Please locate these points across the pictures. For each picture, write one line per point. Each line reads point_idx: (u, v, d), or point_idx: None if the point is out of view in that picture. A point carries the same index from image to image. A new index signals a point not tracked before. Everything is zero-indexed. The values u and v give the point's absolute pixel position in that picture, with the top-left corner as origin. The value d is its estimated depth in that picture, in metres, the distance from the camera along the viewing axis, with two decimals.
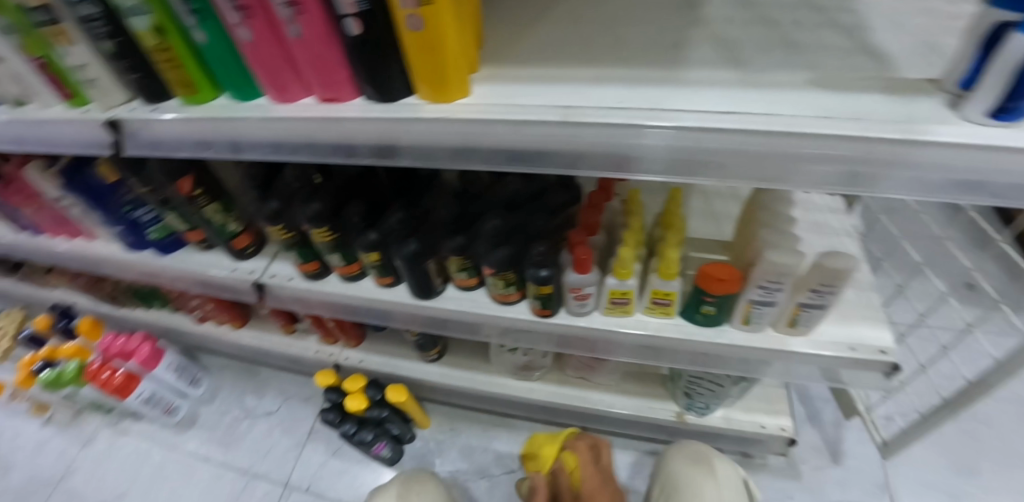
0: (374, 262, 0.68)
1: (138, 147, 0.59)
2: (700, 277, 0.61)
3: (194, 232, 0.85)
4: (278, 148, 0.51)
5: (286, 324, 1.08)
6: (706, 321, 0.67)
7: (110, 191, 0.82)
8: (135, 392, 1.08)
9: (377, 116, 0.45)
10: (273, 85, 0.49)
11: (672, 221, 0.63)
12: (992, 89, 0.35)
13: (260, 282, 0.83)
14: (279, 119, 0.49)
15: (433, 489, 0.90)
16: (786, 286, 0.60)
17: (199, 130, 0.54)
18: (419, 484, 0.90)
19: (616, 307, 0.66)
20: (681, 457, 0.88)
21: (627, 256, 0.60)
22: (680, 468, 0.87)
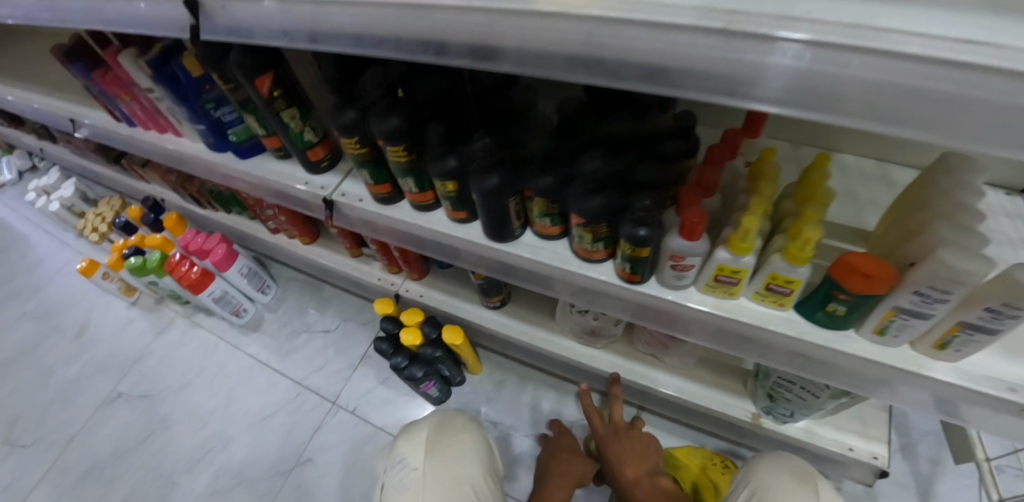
0: (449, 193, 0.62)
1: (214, 32, 0.54)
2: (840, 268, 0.50)
3: (270, 139, 0.82)
4: (359, 42, 0.43)
5: (352, 247, 1.06)
6: (827, 322, 0.56)
7: (193, 86, 0.79)
8: (208, 289, 1.14)
9: (480, 6, 0.36)
10: None
11: (813, 192, 0.51)
12: None
13: (330, 200, 0.80)
14: (363, 2, 0.40)
15: (467, 446, 0.79)
16: (953, 299, 0.47)
17: (275, 13, 0.47)
18: (451, 438, 0.79)
19: (720, 287, 0.56)
20: (777, 466, 0.73)
21: (752, 229, 0.49)
22: (774, 479, 0.71)
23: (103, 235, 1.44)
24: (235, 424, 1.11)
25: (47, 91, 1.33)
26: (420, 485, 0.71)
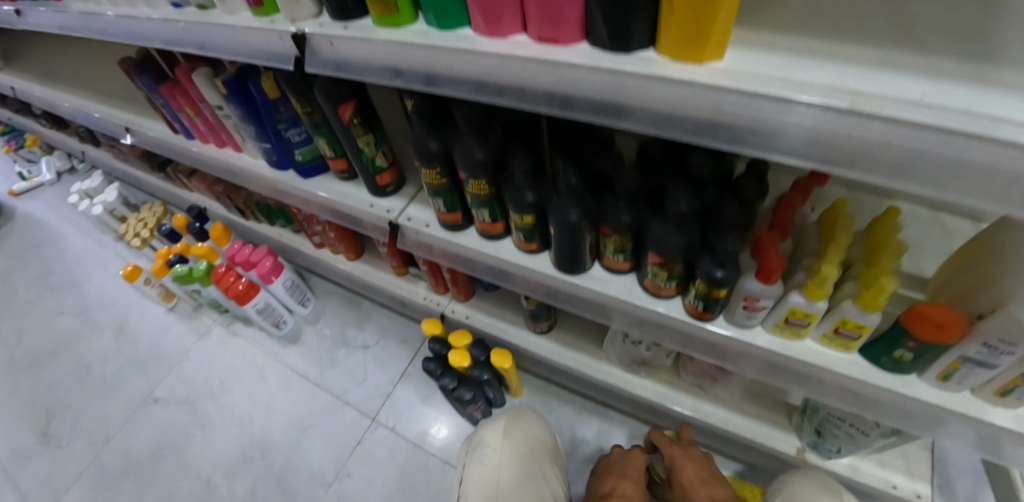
0: (524, 225, 0.65)
1: (320, 66, 0.58)
2: (910, 316, 0.52)
3: (338, 161, 0.86)
4: (479, 87, 0.47)
5: (398, 265, 1.08)
6: (892, 367, 0.58)
7: (267, 107, 0.82)
8: (253, 300, 1.17)
9: (607, 67, 0.39)
10: (488, 17, 0.44)
11: (886, 242, 0.53)
12: None
13: (395, 223, 0.83)
14: (487, 56, 0.44)
15: (538, 432, 0.88)
16: (1021, 352, 0.48)
17: (394, 55, 0.51)
18: (526, 423, 0.88)
19: (789, 328, 0.59)
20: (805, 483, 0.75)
21: (828, 280, 0.51)
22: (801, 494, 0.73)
23: (145, 241, 1.48)
24: (274, 432, 1.13)
25: (106, 102, 1.39)
26: (495, 462, 0.83)
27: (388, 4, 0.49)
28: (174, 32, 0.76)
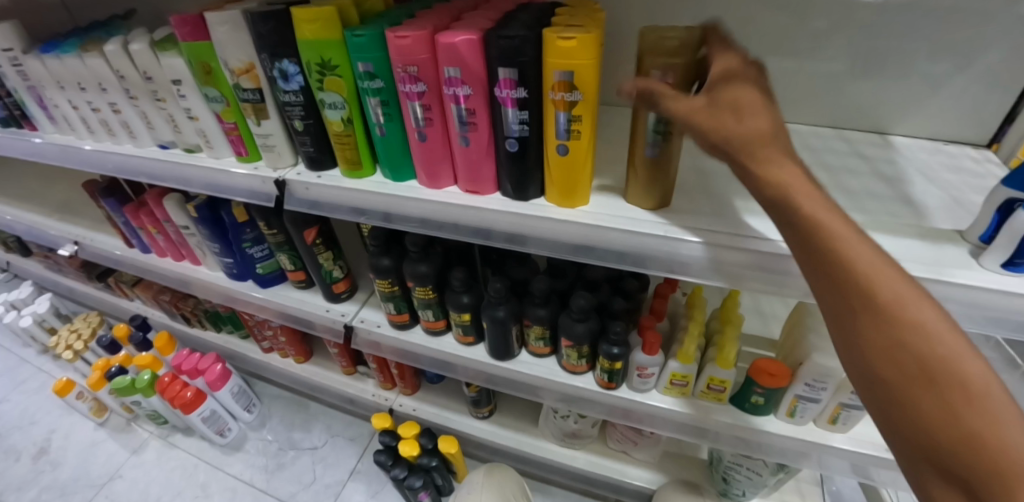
0: (462, 321, 0.80)
1: (297, 203, 0.74)
2: (754, 370, 0.71)
3: (296, 273, 0.98)
4: (425, 224, 0.65)
5: (347, 365, 1.17)
6: (753, 410, 0.75)
7: (235, 229, 0.94)
8: (198, 408, 1.18)
9: (513, 211, 0.58)
10: (428, 174, 0.62)
11: (730, 316, 0.73)
12: (1001, 249, 0.49)
13: (350, 325, 0.95)
14: (428, 204, 0.63)
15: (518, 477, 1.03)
16: (830, 386, 0.68)
17: (358, 198, 0.68)
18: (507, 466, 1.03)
19: (674, 388, 0.76)
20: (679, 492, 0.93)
21: (690, 345, 0.71)
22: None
23: (78, 352, 1.44)
24: None
25: (54, 219, 1.44)
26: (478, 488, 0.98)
27: (353, 163, 0.67)
28: (157, 168, 0.89)
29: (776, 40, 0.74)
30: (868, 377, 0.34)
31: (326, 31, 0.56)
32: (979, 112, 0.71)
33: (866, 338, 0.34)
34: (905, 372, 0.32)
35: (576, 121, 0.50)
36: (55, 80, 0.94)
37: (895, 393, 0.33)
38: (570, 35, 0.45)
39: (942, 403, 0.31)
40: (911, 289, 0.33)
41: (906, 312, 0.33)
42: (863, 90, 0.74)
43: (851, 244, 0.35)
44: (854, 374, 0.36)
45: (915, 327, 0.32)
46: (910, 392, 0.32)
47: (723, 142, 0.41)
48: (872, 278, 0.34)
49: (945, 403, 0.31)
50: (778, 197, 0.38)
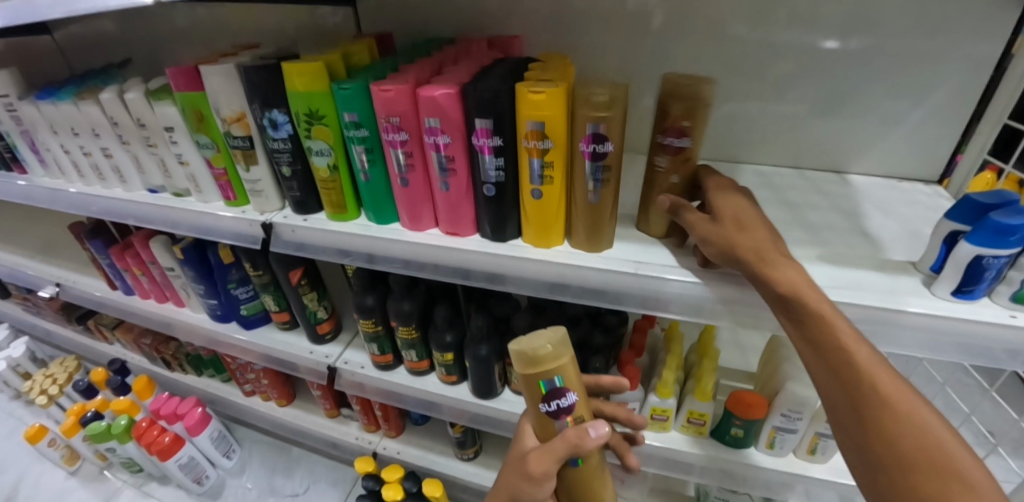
0: (446, 360, 0.81)
1: (284, 245, 0.76)
2: (733, 401, 0.72)
3: (280, 313, 0.98)
4: (408, 264, 0.67)
5: (331, 407, 1.16)
6: (734, 443, 0.75)
7: (221, 270, 0.95)
8: (176, 454, 1.15)
9: (491, 251, 0.61)
10: (410, 217, 0.65)
11: (707, 349, 0.75)
12: (949, 278, 0.52)
13: (334, 366, 0.94)
14: (411, 245, 0.65)
15: None
16: (806, 416, 0.69)
17: (343, 241, 0.70)
18: None
19: (655, 423, 0.76)
20: None
21: (668, 377, 0.73)
22: None
23: (52, 397, 1.40)
24: None
25: (35, 261, 1.43)
26: None
27: (339, 206, 0.69)
28: (145, 210, 0.91)
29: (736, 87, 0.80)
30: (872, 459, 0.40)
31: (315, 84, 0.60)
32: (927, 150, 0.76)
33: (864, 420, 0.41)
34: (904, 450, 0.38)
35: (549, 167, 0.54)
36: (48, 125, 0.97)
37: (894, 469, 0.38)
38: (540, 89, 0.49)
39: (934, 481, 0.36)
40: (899, 384, 0.41)
41: (896, 403, 0.40)
42: (820, 131, 0.80)
43: (852, 341, 0.43)
44: (857, 454, 0.41)
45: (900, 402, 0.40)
46: (905, 468, 0.38)
47: (751, 247, 0.49)
48: (869, 373, 0.41)
49: (939, 484, 0.36)
50: (791, 299, 0.46)
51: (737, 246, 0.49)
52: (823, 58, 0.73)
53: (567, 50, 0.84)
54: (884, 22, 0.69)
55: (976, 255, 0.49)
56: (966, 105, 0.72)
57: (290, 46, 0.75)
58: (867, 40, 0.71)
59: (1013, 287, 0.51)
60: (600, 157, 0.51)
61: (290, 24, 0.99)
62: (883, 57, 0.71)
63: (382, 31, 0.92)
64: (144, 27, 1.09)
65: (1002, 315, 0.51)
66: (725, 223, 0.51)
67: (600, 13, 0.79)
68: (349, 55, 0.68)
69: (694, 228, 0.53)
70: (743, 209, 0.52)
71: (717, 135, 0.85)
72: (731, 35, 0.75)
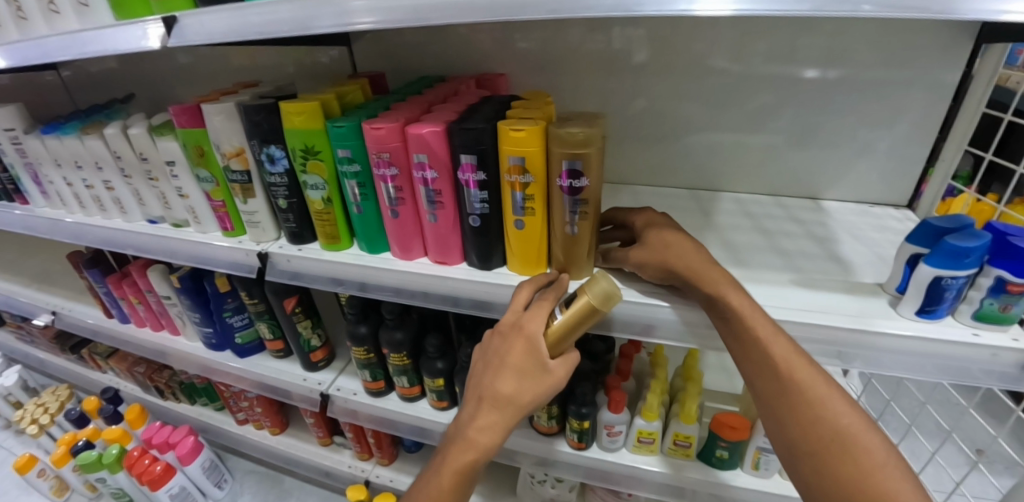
0: (437, 387, 0.83)
1: (279, 274, 0.78)
2: (717, 423, 0.74)
3: (275, 342, 1.00)
4: (398, 293, 0.69)
5: (323, 436, 1.16)
6: (721, 465, 0.76)
7: (217, 299, 0.97)
8: (167, 484, 1.14)
9: (477, 280, 0.64)
10: (401, 247, 0.68)
11: (691, 373, 0.77)
12: (913, 299, 0.54)
13: (327, 393, 0.95)
14: (402, 274, 0.68)
15: None
16: None
17: (336, 270, 0.73)
18: None
19: (643, 446, 0.77)
20: None
21: (653, 401, 0.75)
22: None
23: (43, 426, 1.40)
24: None
25: (32, 290, 1.45)
26: None
27: (332, 237, 0.72)
28: (143, 241, 0.93)
29: (711, 119, 0.84)
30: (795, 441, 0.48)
31: (311, 122, 0.63)
32: (895, 176, 0.80)
33: (786, 406, 0.48)
34: (822, 431, 0.46)
35: (531, 200, 0.57)
36: (52, 159, 1.00)
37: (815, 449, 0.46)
38: (520, 128, 0.52)
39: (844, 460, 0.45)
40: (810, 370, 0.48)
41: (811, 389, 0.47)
42: (794, 159, 0.84)
43: (771, 336, 0.49)
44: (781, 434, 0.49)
45: (829, 403, 0.47)
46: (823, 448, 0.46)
47: (680, 260, 0.55)
48: (787, 361, 0.48)
49: (853, 464, 0.44)
50: (717, 299, 0.52)
51: (667, 264, 0.55)
52: (792, 90, 0.78)
53: (552, 85, 0.89)
54: (846, 58, 0.74)
55: (935, 276, 0.52)
56: (929, 134, 0.76)
57: (288, 86, 0.79)
58: (834, 71, 0.75)
59: (973, 307, 0.53)
60: (577, 192, 0.54)
61: (290, 62, 1.04)
62: (847, 91, 0.76)
63: (377, 70, 0.97)
64: (148, 65, 1.14)
65: (965, 333, 0.53)
66: (654, 246, 0.57)
67: (582, 52, 0.84)
68: (344, 95, 0.72)
69: (631, 257, 0.59)
70: (668, 232, 0.58)
71: (696, 164, 0.89)
72: (706, 70, 0.80)
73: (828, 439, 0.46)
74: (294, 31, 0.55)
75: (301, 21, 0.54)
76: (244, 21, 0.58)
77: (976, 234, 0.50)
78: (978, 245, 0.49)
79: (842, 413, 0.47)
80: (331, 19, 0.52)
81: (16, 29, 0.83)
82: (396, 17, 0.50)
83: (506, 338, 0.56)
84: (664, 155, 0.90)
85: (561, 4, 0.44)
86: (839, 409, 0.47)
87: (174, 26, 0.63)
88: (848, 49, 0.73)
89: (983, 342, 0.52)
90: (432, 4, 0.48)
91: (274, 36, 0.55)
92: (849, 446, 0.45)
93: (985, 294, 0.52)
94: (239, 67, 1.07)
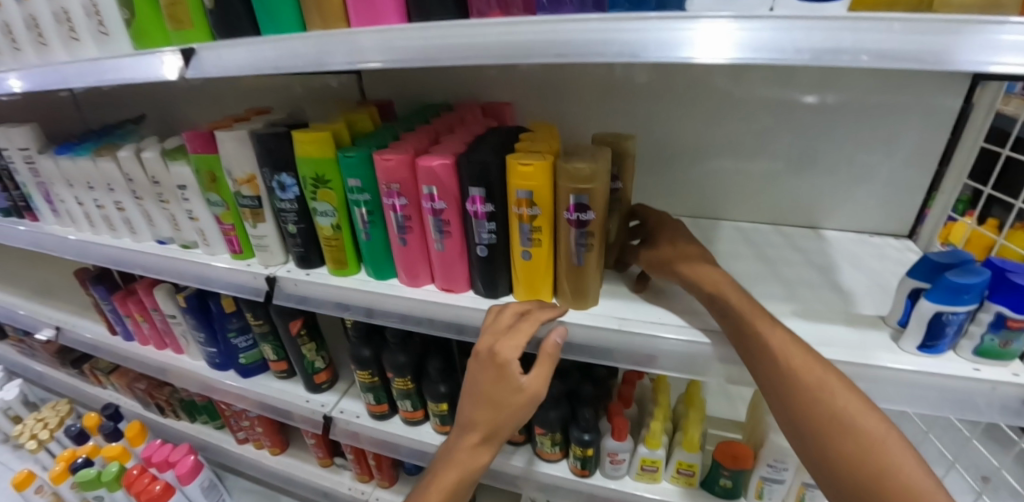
0: (440, 411, 0.83)
1: (286, 298, 0.79)
2: (719, 452, 0.74)
3: (279, 362, 1.00)
4: (404, 319, 0.70)
5: (324, 456, 1.15)
6: (724, 494, 0.76)
7: (222, 319, 0.98)
8: None
9: (483, 308, 0.65)
10: (408, 274, 0.69)
11: (694, 400, 0.77)
12: (914, 333, 0.55)
13: (329, 415, 0.96)
14: (408, 300, 0.69)
15: None
16: (791, 466, 0.70)
17: (343, 295, 0.74)
18: None
19: (646, 474, 0.77)
20: None
21: (656, 428, 0.75)
22: None
23: (42, 442, 1.40)
24: None
25: (36, 304, 1.46)
26: None
27: (340, 262, 0.73)
28: (152, 261, 0.94)
29: (712, 147, 0.86)
30: (805, 434, 0.46)
31: (322, 151, 0.65)
32: (894, 205, 0.82)
33: (787, 395, 0.48)
34: (828, 422, 0.45)
35: (537, 232, 0.58)
36: (64, 179, 1.02)
37: (818, 431, 0.45)
38: (528, 162, 0.53)
39: (848, 438, 0.44)
40: (809, 356, 0.48)
41: (809, 375, 0.47)
42: (794, 188, 0.85)
43: (754, 313, 0.51)
44: (789, 422, 0.48)
45: (831, 389, 0.46)
46: (831, 430, 0.45)
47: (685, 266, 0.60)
48: (782, 349, 0.49)
49: (856, 445, 0.43)
50: (717, 296, 0.55)
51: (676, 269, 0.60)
52: (791, 121, 0.80)
53: (557, 114, 0.91)
54: (843, 91, 0.76)
55: (936, 312, 0.52)
56: (926, 165, 0.78)
57: (299, 113, 0.81)
58: (832, 104, 0.77)
59: (974, 342, 0.53)
60: (583, 225, 0.56)
61: (301, 87, 1.06)
62: (845, 122, 0.78)
63: (386, 96, 0.99)
64: (161, 87, 1.17)
65: (967, 368, 0.53)
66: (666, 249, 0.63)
67: (586, 82, 0.86)
68: (354, 123, 0.74)
69: (647, 259, 0.65)
70: (703, 268, 0.59)
71: (698, 191, 0.91)
72: (707, 101, 0.82)
73: (829, 418, 0.45)
74: (310, 66, 0.56)
75: (316, 56, 0.56)
76: (260, 54, 0.59)
77: (975, 270, 0.51)
78: (978, 282, 0.50)
79: (838, 394, 0.46)
80: (345, 55, 0.54)
81: (35, 53, 0.85)
82: (409, 55, 0.51)
83: (479, 366, 0.60)
84: (667, 182, 0.91)
85: (569, 48, 0.45)
86: (839, 390, 0.46)
87: (191, 57, 0.64)
88: (845, 84, 0.76)
89: (985, 377, 0.52)
90: (443, 45, 0.50)
91: (290, 70, 0.57)
92: (849, 425, 0.44)
93: (985, 329, 0.52)
94: (251, 91, 1.09)
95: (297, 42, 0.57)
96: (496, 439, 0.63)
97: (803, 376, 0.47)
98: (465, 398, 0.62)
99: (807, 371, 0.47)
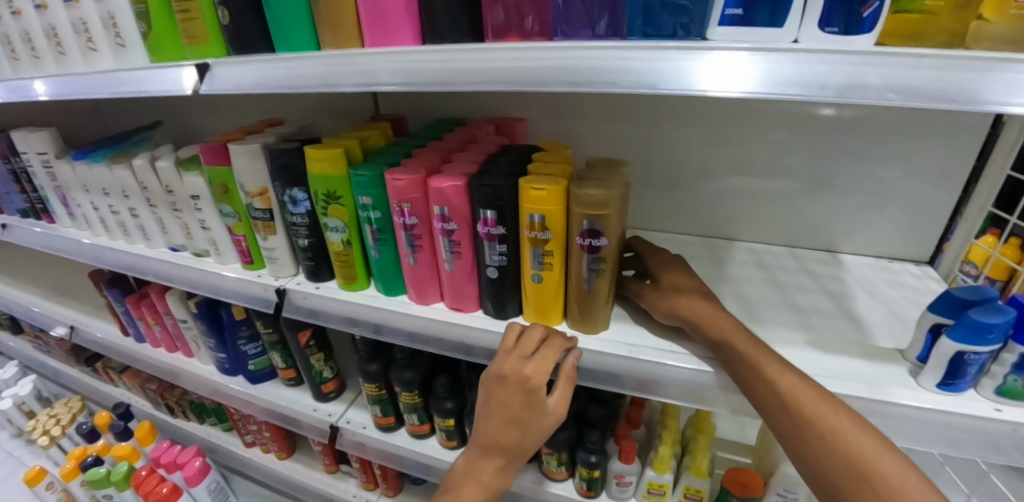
0: (447, 426, 0.83)
1: (296, 310, 0.79)
2: (728, 478, 0.73)
3: (287, 370, 1.01)
4: (413, 337, 0.70)
5: (330, 464, 1.16)
6: None
7: (232, 327, 0.98)
8: None
9: (492, 329, 0.64)
10: (417, 292, 0.69)
11: (703, 424, 0.76)
12: (934, 370, 0.53)
13: (336, 425, 0.96)
14: (417, 318, 0.69)
15: None
16: (802, 496, 0.69)
17: (352, 310, 0.74)
18: None
19: (653, 497, 0.76)
20: None
21: (664, 452, 0.74)
22: None
23: (54, 438, 1.42)
24: None
25: (52, 302, 1.48)
26: None
27: (349, 277, 0.73)
28: (164, 267, 0.95)
29: (727, 166, 0.85)
30: (818, 481, 0.46)
31: (334, 168, 0.65)
32: (913, 231, 0.80)
33: (799, 441, 0.47)
34: (842, 469, 0.44)
35: (548, 256, 0.57)
36: (81, 183, 1.03)
37: (828, 471, 0.45)
38: (541, 187, 0.53)
39: (869, 489, 0.43)
40: (821, 400, 0.47)
41: (820, 422, 0.46)
42: (810, 209, 0.84)
43: (758, 353, 0.51)
44: (801, 464, 0.48)
45: (844, 433, 0.45)
46: (843, 480, 0.44)
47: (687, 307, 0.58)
48: (792, 394, 0.48)
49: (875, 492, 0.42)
50: (722, 343, 0.54)
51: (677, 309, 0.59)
52: (807, 142, 0.79)
53: (570, 129, 0.90)
54: (862, 113, 0.74)
55: (957, 351, 0.51)
56: (948, 191, 0.76)
57: (312, 127, 0.81)
58: (850, 126, 0.75)
59: (997, 382, 0.52)
60: (595, 251, 0.55)
61: (315, 97, 1.06)
62: (864, 145, 0.76)
63: (399, 109, 0.99)
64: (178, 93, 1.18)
65: (988, 408, 0.52)
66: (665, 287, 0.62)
67: (600, 98, 0.85)
68: (365, 139, 0.74)
69: (643, 295, 0.63)
70: (699, 304, 0.58)
71: (711, 209, 0.89)
72: (723, 119, 0.81)
73: (843, 466, 0.44)
74: (322, 86, 0.56)
75: (328, 76, 0.56)
76: (274, 72, 0.60)
77: (1000, 310, 0.50)
78: (1003, 322, 0.48)
79: (852, 439, 0.45)
80: (358, 76, 0.54)
81: (54, 61, 0.86)
82: (422, 78, 0.51)
83: (495, 386, 0.59)
84: (679, 200, 0.90)
85: (584, 77, 0.45)
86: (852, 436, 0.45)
87: (207, 73, 0.65)
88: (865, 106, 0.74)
89: (1007, 419, 0.50)
90: (456, 70, 0.49)
91: (303, 89, 0.57)
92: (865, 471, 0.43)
93: (1009, 370, 0.51)
94: (265, 100, 1.10)
95: (310, 61, 0.57)
96: (512, 458, 0.62)
97: (817, 421, 0.46)
98: (483, 421, 0.61)
99: (822, 416, 0.46)
